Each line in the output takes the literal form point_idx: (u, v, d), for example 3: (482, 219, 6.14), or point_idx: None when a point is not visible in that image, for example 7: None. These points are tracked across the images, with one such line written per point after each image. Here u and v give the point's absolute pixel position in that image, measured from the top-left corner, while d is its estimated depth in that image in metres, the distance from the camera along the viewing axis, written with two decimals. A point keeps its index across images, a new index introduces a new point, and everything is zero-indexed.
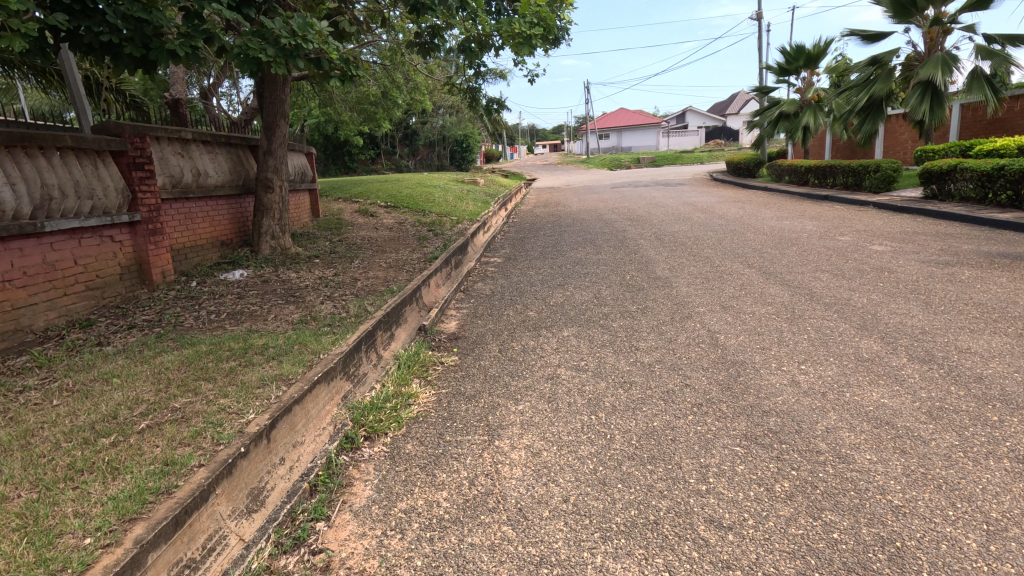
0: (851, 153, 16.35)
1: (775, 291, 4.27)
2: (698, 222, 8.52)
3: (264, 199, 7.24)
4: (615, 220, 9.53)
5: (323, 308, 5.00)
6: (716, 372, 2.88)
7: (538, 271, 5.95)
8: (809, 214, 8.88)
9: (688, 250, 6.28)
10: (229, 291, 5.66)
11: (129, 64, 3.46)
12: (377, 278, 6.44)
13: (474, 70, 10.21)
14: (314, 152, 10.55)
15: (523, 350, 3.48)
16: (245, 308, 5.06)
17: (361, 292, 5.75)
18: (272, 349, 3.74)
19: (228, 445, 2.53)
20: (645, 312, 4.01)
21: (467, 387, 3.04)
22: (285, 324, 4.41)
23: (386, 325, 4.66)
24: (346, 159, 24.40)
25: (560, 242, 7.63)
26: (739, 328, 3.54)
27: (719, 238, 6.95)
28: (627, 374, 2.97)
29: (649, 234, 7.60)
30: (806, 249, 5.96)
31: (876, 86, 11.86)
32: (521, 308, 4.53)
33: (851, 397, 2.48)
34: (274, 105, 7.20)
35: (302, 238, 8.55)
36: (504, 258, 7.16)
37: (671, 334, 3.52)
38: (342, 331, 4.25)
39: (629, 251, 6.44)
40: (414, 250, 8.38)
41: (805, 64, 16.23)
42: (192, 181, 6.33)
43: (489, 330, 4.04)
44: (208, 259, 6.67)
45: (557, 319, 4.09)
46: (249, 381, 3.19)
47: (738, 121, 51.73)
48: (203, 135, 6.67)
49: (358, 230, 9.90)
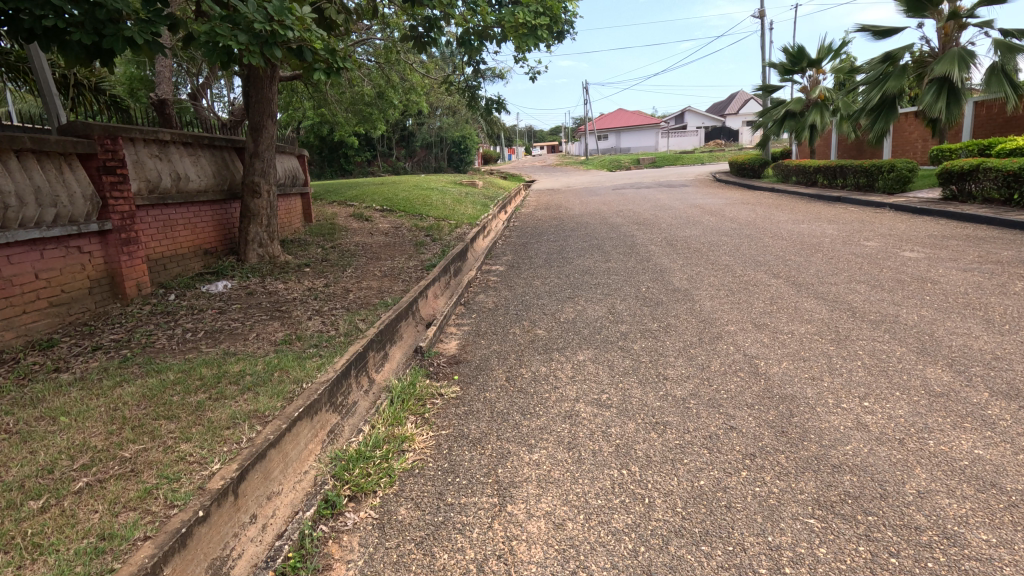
0: (858, 153, 15.99)
1: (811, 306, 3.84)
2: (709, 225, 8.12)
3: (250, 205, 6.79)
4: (622, 224, 9.11)
5: (310, 324, 4.57)
6: (764, 411, 2.45)
7: (544, 281, 5.52)
8: (827, 216, 8.45)
9: (704, 257, 5.87)
10: (209, 305, 5.22)
11: (80, 54, 3.01)
12: (371, 289, 6.01)
13: (473, 67, 9.79)
14: (307, 154, 10.11)
15: (534, 378, 3.06)
16: (225, 326, 4.61)
17: (353, 305, 5.32)
18: (248, 378, 3.30)
19: (184, 507, 2.09)
20: (669, 332, 3.58)
21: (471, 427, 2.60)
22: (266, 346, 3.97)
23: (378, 345, 4.22)
24: (342, 161, 23.98)
25: (565, 249, 7.20)
26: (779, 351, 3.11)
27: (735, 243, 6.53)
28: (659, 413, 2.53)
29: (659, 239, 7.19)
30: (832, 256, 5.54)
31: (888, 83, 11.45)
32: (528, 325, 4.11)
33: (938, 447, 2.05)
34: (260, 105, 6.75)
35: (293, 245, 8.10)
36: (507, 265, 6.74)
37: (702, 358, 3.10)
38: (330, 353, 3.81)
39: (641, 258, 6.03)
40: (411, 256, 7.95)
41: (810, 63, 15.79)
42: (171, 186, 5.89)
43: (494, 353, 3.60)
44: (190, 269, 6.22)
45: (569, 339, 3.66)
46: (218, 420, 2.75)
47: (738, 121, 51.38)
48: (183, 137, 6.22)
49: (352, 236, 9.46)
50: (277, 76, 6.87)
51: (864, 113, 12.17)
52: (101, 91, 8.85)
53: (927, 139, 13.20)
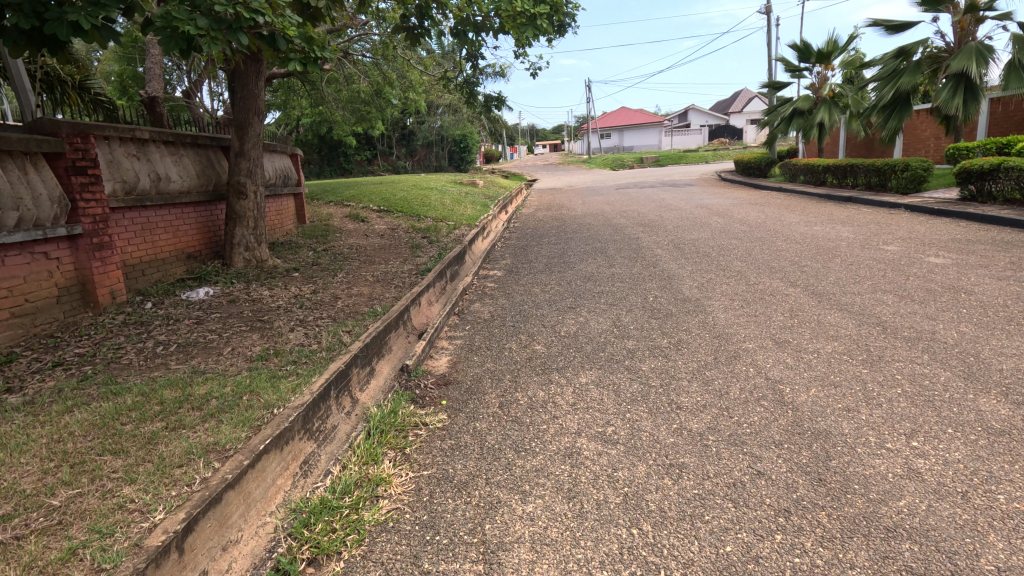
0: (867, 152, 15.62)
1: (836, 320, 3.50)
2: (718, 227, 7.79)
3: (236, 206, 6.47)
4: (626, 226, 8.77)
5: (291, 337, 4.25)
6: (795, 451, 2.10)
7: (545, 288, 5.19)
8: (840, 218, 8.10)
9: (714, 262, 5.54)
10: (187, 314, 4.90)
11: (19, 40, 2.73)
12: (361, 295, 5.69)
13: (472, 62, 9.46)
14: (300, 153, 9.79)
15: (530, 406, 2.72)
16: (199, 338, 4.28)
17: (340, 314, 4.99)
18: (213, 402, 2.97)
19: (113, 571, 1.77)
20: (681, 349, 3.24)
21: (457, 467, 2.27)
22: (241, 363, 3.64)
23: (363, 360, 3.90)
24: (341, 160, 23.66)
25: (566, 252, 6.89)
26: (805, 374, 2.77)
27: (746, 247, 6.20)
28: (674, 452, 2.19)
29: (665, 243, 6.84)
30: (852, 261, 5.20)
31: (902, 78, 11.06)
32: (526, 339, 3.77)
33: (1013, 506, 1.71)
34: (246, 101, 6.41)
35: (283, 247, 7.79)
36: (505, 270, 6.41)
37: (720, 382, 2.76)
38: (308, 372, 3.48)
39: (646, 264, 5.68)
40: (406, 260, 7.62)
41: (819, 59, 15.40)
42: (150, 187, 5.58)
43: (486, 372, 3.27)
44: (171, 274, 5.90)
45: (571, 357, 3.33)
46: (170, 456, 2.42)
47: (743, 121, 51.09)
48: (164, 136, 5.91)
49: (347, 237, 9.15)
50: (265, 72, 6.55)
51: (876, 110, 11.79)
52: (85, 89, 8.54)
53: (940, 137, 12.82)
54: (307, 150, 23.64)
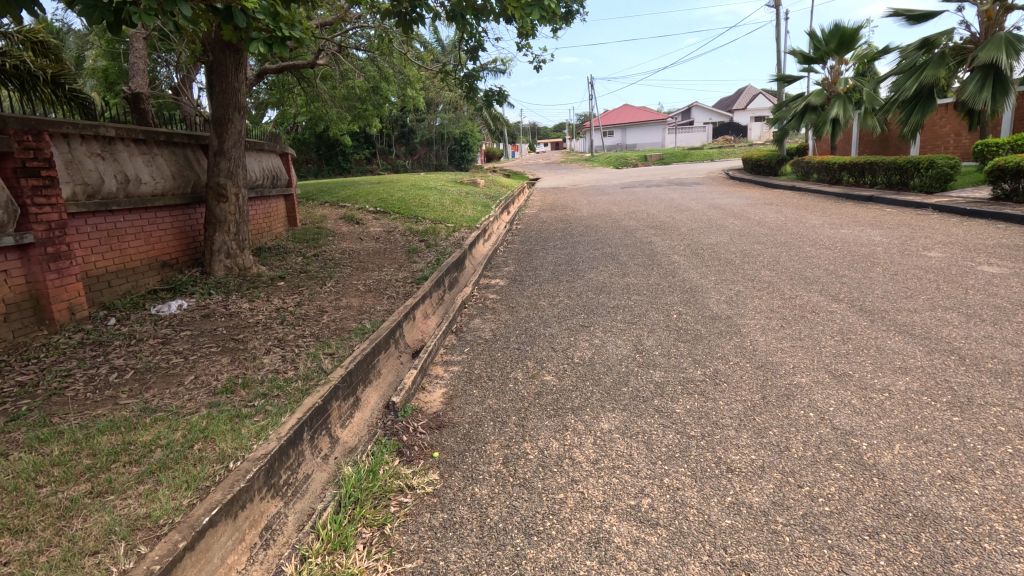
0: (883, 149, 15.09)
1: (898, 346, 2.98)
2: (736, 230, 7.27)
3: (216, 210, 5.96)
4: (637, 228, 8.25)
5: (266, 361, 3.74)
6: (899, 547, 1.59)
7: (553, 301, 4.67)
8: (866, 220, 7.58)
9: (739, 271, 5.03)
10: (152, 333, 4.38)
11: None
12: (350, 309, 5.19)
13: (471, 53, 8.91)
14: (290, 152, 9.28)
15: (540, 464, 2.21)
16: (161, 363, 3.76)
17: (324, 332, 4.47)
18: (155, 454, 2.45)
19: None
20: (720, 385, 2.72)
21: (451, 560, 1.74)
22: (201, 396, 3.13)
23: (346, 391, 3.38)
24: (340, 158, 23.17)
25: (574, 258, 6.39)
26: (882, 424, 2.23)
27: (771, 253, 5.69)
28: (735, 543, 1.67)
29: (682, 247, 6.32)
30: (894, 270, 4.68)
31: (925, 71, 10.51)
32: (534, 366, 3.26)
33: None
34: (225, 95, 5.86)
35: (270, 253, 7.28)
36: (509, 278, 5.89)
37: (775, 434, 2.24)
38: (277, 410, 2.96)
39: (664, 272, 5.17)
40: (401, 267, 7.11)
41: (835, 50, 14.83)
42: (117, 189, 5.08)
43: (488, 411, 2.76)
44: (141, 285, 5.38)
45: (587, 392, 2.81)
46: (83, 538, 1.90)
47: (748, 117, 50.13)
48: (134, 133, 5.39)
49: (339, 242, 8.63)
50: (246, 62, 5.99)
51: (897, 105, 11.23)
52: (60, 85, 8.02)
53: (961, 132, 12.30)
54: (305, 149, 23.16)
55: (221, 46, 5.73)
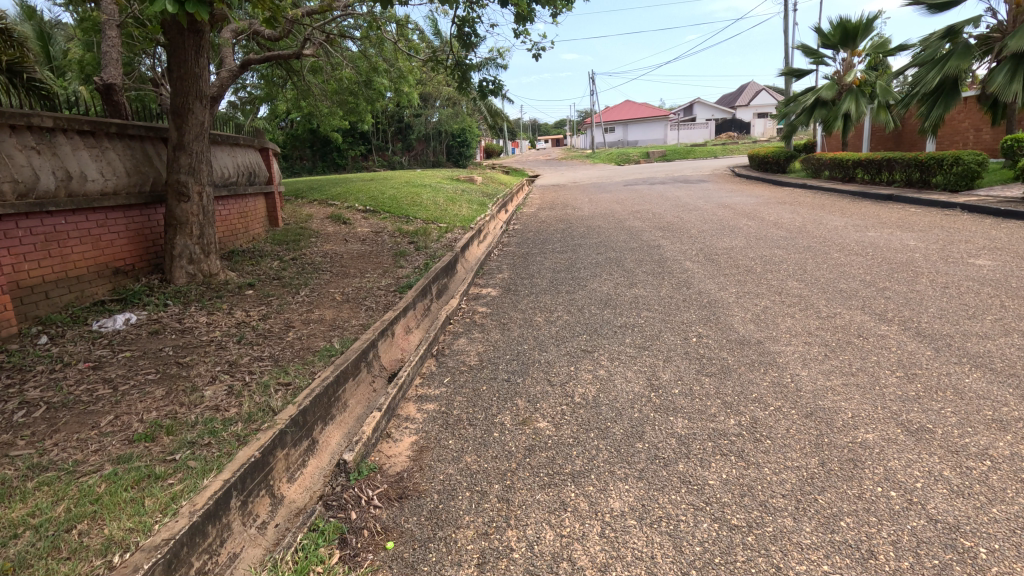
0: (897, 145, 14.45)
1: (982, 388, 2.38)
2: (751, 232, 6.69)
3: (176, 210, 5.35)
4: (642, 229, 7.65)
5: (207, 393, 3.14)
6: None
7: (551, 317, 4.07)
8: (893, 221, 6.98)
9: (761, 281, 4.45)
10: (85, 355, 3.77)
11: None
12: (322, 323, 4.61)
13: (464, 41, 8.28)
14: (271, 147, 8.65)
15: (527, 572, 1.61)
16: (82, 396, 3.15)
17: (285, 353, 3.87)
18: (19, 544, 1.86)
19: None
20: (762, 443, 2.12)
21: None
22: (111, 446, 2.52)
23: (297, 435, 2.78)
24: (334, 155, 22.57)
25: (574, 264, 5.81)
26: (1001, 515, 1.63)
27: (794, 259, 5.12)
28: None
29: (694, 252, 5.72)
30: (941, 280, 4.09)
31: (950, 61, 9.87)
32: (525, 408, 2.65)
33: None
34: (184, 81, 5.23)
35: (243, 257, 6.68)
36: (502, 287, 5.30)
37: (850, 527, 1.64)
38: (202, 466, 2.35)
39: (677, 282, 4.58)
40: (386, 272, 6.51)
41: (847, 42, 14.16)
42: (56, 188, 4.48)
43: (465, 475, 2.16)
44: (87, 295, 4.79)
45: (590, 448, 2.21)
46: None
47: (749, 113, 49.55)
48: (78, 124, 4.79)
49: (322, 244, 8.02)
50: (208, 46, 5.38)
51: (918, 98, 10.61)
52: (16, 73, 7.34)
53: (981, 128, 11.67)
54: (298, 145, 22.50)
55: (178, 26, 5.11)
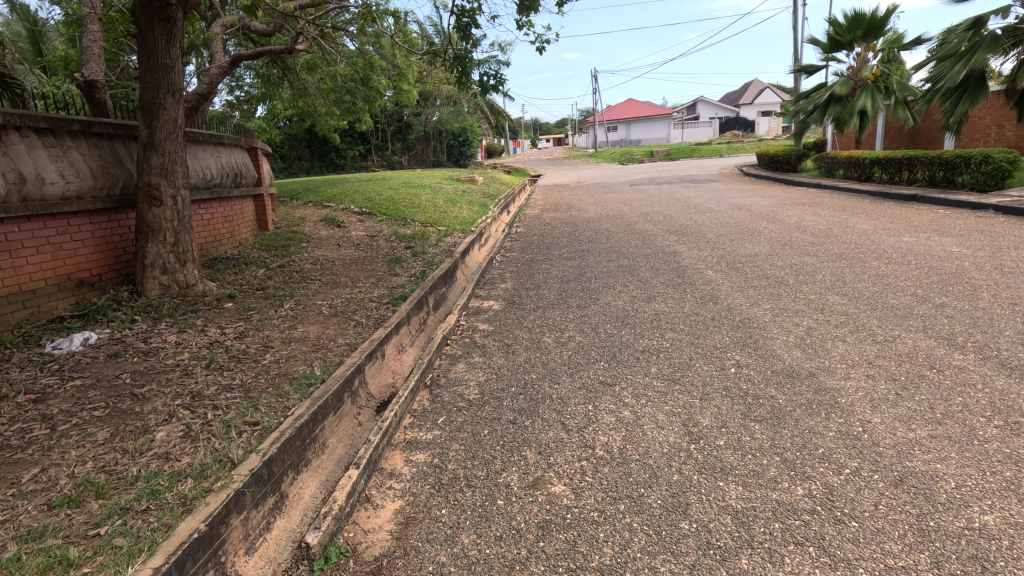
0: (912, 143, 13.94)
1: None
2: (773, 237, 6.20)
3: (147, 215, 4.87)
4: (655, 233, 7.16)
5: (157, 436, 2.66)
6: None
7: (561, 338, 3.58)
8: (925, 224, 6.48)
9: (796, 294, 3.96)
10: (28, 385, 3.29)
11: None
12: (304, 342, 4.13)
13: (464, 34, 7.78)
14: (259, 146, 8.17)
15: None
16: (10, 439, 2.67)
17: (258, 381, 3.39)
18: None
19: None
20: (847, 528, 1.63)
21: None
22: (23, 516, 2.04)
23: (259, 492, 2.30)
24: (333, 155, 22.12)
25: (584, 273, 5.33)
26: None
27: (829, 268, 4.62)
28: None
29: (714, 260, 5.25)
30: (1005, 294, 3.60)
31: (977, 54, 9.36)
32: (534, 464, 2.17)
33: None
34: (154, 73, 4.75)
35: (226, 265, 6.20)
36: (506, 300, 4.81)
37: None
38: (131, 546, 1.88)
39: (701, 296, 4.10)
40: (380, 281, 6.02)
41: (862, 36, 13.61)
42: (7, 193, 4.02)
43: (461, 567, 1.68)
44: (45, 311, 4.31)
45: (623, 531, 1.73)
46: None
47: (754, 112, 49.97)
48: (35, 121, 4.33)
49: (313, 249, 7.54)
50: (180, 34, 4.91)
51: (941, 94, 10.09)
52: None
53: (1005, 124, 11.15)
54: (296, 145, 22.06)
55: (146, 12, 4.64)
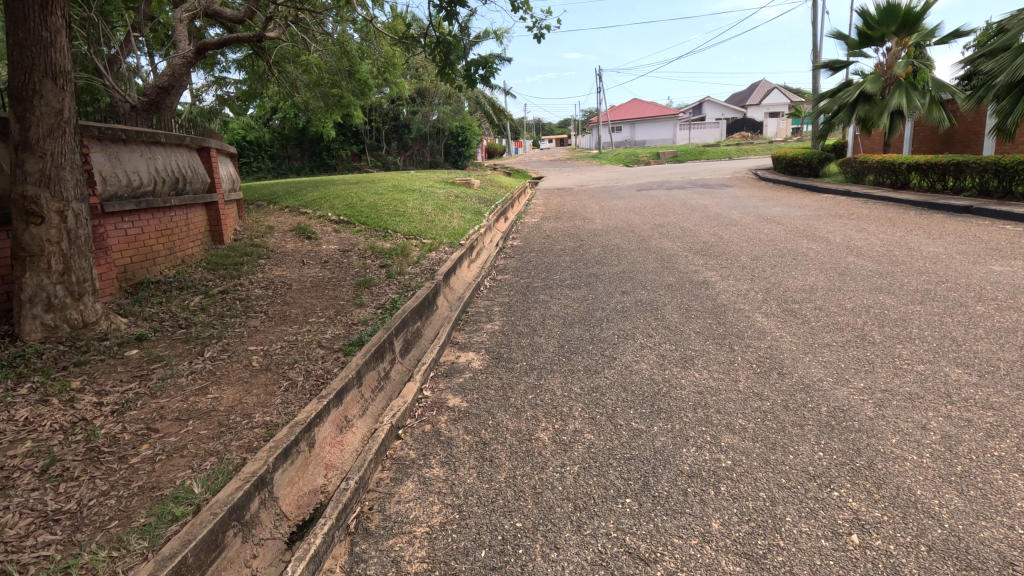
0: (947, 147, 12.76)
1: None
2: (825, 262, 5.04)
3: (22, 237, 3.72)
4: (676, 253, 6.00)
5: None
6: None
7: (563, 437, 2.40)
8: (1005, 246, 5.34)
9: (902, 364, 2.77)
10: None
11: None
12: (207, 421, 2.96)
13: (451, 17, 6.60)
14: (212, 147, 7.00)
15: None
16: None
17: (104, 506, 2.22)
18: None
19: None
20: None
21: None
22: None
23: None
24: (324, 154, 20.94)
25: (593, 312, 4.16)
26: None
27: (921, 315, 3.46)
28: None
29: (761, 297, 4.10)
30: None
31: None
32: None
33: None
34: (24, 50, 3.65)
35: (153, 291, 5.06)
36: (489, 352, 3.64)
37: None
38: None
39: (761, 360, 2.95)
40: (339, 314, 4.87)
41: (896, 30, 12.44)
42: None
43: None
44: None
45: None
46: None
47: (761, 113, 48.78)
48: None
49: (271, 267, 6.39)
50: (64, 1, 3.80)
51: (993, 92, 8.93)
52: None
53: None
54: (287, 143, 20.97)
55: None
